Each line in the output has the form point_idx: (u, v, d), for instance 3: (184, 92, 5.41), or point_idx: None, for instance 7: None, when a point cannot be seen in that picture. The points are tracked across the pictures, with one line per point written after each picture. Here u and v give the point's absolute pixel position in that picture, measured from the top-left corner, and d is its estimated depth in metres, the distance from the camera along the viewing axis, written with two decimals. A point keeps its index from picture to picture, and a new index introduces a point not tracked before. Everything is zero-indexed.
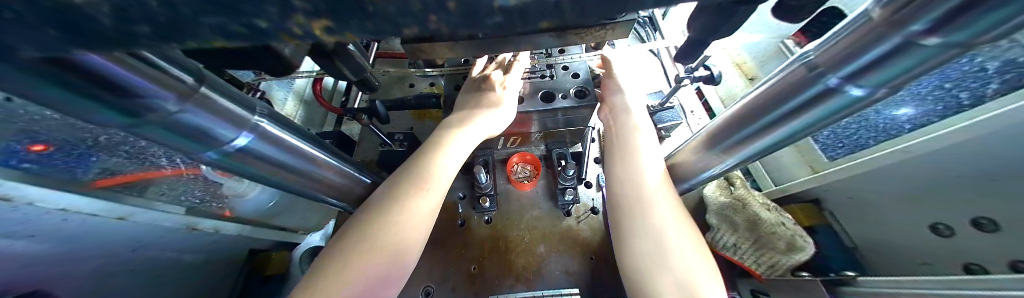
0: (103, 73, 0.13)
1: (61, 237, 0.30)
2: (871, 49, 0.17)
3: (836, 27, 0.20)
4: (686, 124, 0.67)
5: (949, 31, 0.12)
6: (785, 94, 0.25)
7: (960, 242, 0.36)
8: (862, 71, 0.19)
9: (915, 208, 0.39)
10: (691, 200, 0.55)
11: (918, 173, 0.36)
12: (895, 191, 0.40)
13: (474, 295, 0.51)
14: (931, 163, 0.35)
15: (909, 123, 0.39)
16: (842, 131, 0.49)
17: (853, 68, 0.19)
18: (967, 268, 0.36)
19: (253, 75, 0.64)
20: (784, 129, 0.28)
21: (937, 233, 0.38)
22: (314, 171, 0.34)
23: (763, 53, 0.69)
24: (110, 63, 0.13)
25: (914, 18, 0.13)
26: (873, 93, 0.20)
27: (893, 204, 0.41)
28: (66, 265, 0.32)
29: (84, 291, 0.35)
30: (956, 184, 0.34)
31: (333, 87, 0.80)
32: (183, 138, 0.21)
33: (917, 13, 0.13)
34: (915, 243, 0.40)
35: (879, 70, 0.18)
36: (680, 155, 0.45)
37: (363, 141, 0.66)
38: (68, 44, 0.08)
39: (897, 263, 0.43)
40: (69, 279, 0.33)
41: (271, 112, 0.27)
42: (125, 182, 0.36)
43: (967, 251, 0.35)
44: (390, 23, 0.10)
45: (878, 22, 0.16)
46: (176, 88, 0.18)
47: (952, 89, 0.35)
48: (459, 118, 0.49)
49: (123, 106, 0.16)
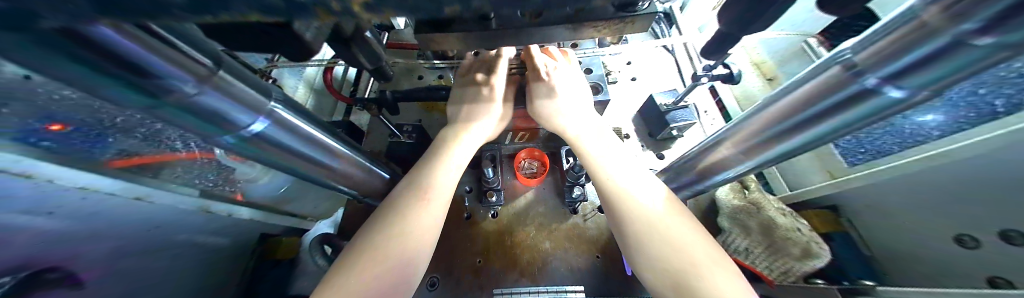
0: (113, 48, 0.13)
1: (82, 215, 0.30)
2: (913, 50, 0.16)
3: (876, 25, 0.19)
4: (699, 124, 0.65)
5: (1003, 32, 0.11)
6: (817, 96, 0.24)
7: (984, 255, 0.35)
8: (904, 74, 0.18)
9: (939, 219, 0.38)
10: (702, 203, 0.53)
11: (947, 183, 0.35)
12: (920, 201, 0.39)
13: (479, 288, 0.51)
14: (961, 172, 0.33)
15: (937, 130, 0.37)
16: (864, 136, 0.47)
17: (893, 69, 0.18)
18: (990, 281, 0.35)
19: (265, 62, 0.64)
20: (812, 131, 0.27)
21: (961, 245, 0.36)
22: (327, 162, 0.34)
23: (784, 52, 0.66)
24: (120, 38, 0.13)
25: (968, 16, 0.12)
26: (914, 96, 0.19)
27: (917, 214, 0.40)
28: (88, 243, 0.33)
29: (104, 268, 0.36)
30: (988, 195, 0.33)
31: (343, 76, 0.80)
32: (203, 122, 0.21)
33: (970, 11, 0.12)
34: (937, 255, 0.39)
35: (923, 72, 0.17)
36: (692, 159, 0.44)
37: (371, 132, 0.67)
38: (97, 13, 0.08)
39: (919, 274, 0.42)
40: (89, 256, 0.34)
41: (286, 99, 0.27)
42: (142, 163, 0.36)
43: (992, 264, 0.34)
44: (426, 1, 0.10)
45: (923, 21, 0.15)
46: (196, 71, 0.18)
47: (987, 96, 0.32)
48: (465, 117, 0.50)
49: (145, 87, 0.16)
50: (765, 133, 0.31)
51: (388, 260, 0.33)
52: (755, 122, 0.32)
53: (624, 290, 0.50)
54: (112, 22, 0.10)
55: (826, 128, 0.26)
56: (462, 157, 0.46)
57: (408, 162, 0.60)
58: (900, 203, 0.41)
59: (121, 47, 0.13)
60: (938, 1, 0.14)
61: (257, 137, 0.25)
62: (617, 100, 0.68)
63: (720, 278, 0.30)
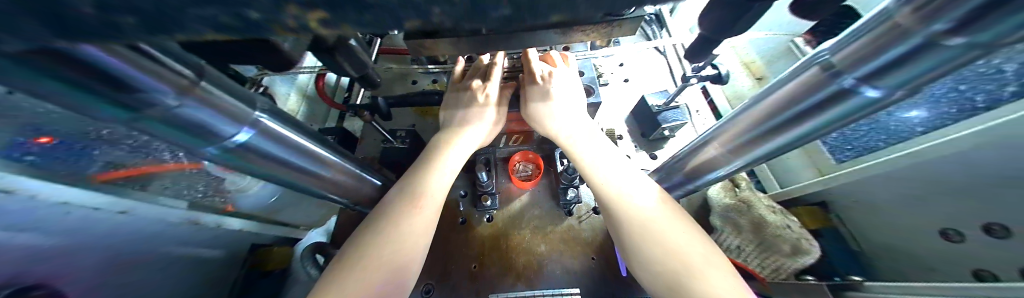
0: (88, 63, 0.12)
1: (63, 230, 0.30)
2: (889, 49, 0.16)
3: (852, 26, 0.19)
4: (691, 124, 0.66)
5: (963, 34, 0.12)
6: (798, 96, 0.24)
7: (971, 248, 0.36)
8: (881, 73, 0.18)
9: (926, 213, 0.38)
10: (695, 202, 0.53)
11: (930, 177, 0.36)
12: (905, 196, 0.39)
13: (474, 293, 0.51)
14: (944, 167, 0.34)
15: (921, 126, 0.38)
16: (851, 133, 0.48)
17: (870, 69, 0.18)
18: (977, 274, 0.36)
19: (256, 70, 0.64)
20: (795, 130, 0.28)
21: (947, 239, 0.37)
22: (316, 169, 0.33)
23: (772, 52, 0.68)
24: (101, 52, 0.13)
25: (934, 18, 0.12)
26: (890, 95, 0.20)
27: (903, 209, 0.40)
28: (69, 258, 0.32)
29: (92, 283, 0.35)
30: (969, 189, 0.33)
31: (336, 83, 0.80)
32: (184, 133, 0.20)
33: (935, 13, 0.12)
34: (923, 249, 0.40)
35: (900, 71, 0.17)
36: (679, 160, 0.45)
37: (365, 138, 0.66)
38: (52, 34, 0.08)
39: (906, 267, 0.43)
40: (73, 272, 0.33)
41: (272, 108, 0.27)
42: (129, 175, 0.36)
43: (978, 257, 0.35)
44: (390, 15, 0.10)
45: (898, 21, 0.15)
46: (176, 82, 0.17)
47: (968, 92, 0.34)
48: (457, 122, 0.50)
49: (119, 100, 0.15)
50: (748, 133, 0.32)
51: (382, 270, 0.33)
52: (738, 122, 0.33)
53: (619, 290, 0.50)
54: (72, 42, 0.10)
55: (806, 128, 0.27)
56: (455, 163, 0.46)
57: (401, 168, 0.60)
58: (887, 197, 0.41)
59: (103, 63, 0.13)
60: (909, 2, 0.14)
61: (247, 146, 0.25)
62: (609, 102, 0.68)
63: (713, 277, 0.30)
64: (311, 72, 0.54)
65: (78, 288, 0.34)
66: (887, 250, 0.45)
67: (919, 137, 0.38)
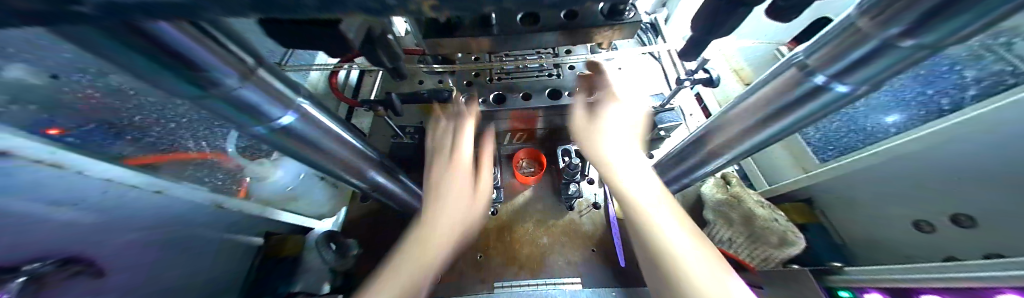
0: (167, 39, 0.15)
1: (105, 207, 0.32)
2: (854, 49, 0.19)
3: (822, 31, 0.22)
4: (685, 126, 0.70)
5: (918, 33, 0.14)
6: (778, 93, 0.28)
7: (940, 237, 0.39)
8: (848, 70, 0.21)
9: (903, 206, 0.42)
10: (691, 197, 0.57)
11: (909, 173, 0.39)
12: (883, 191, 0.43)
13: (480, 281, 0.53)
14: (925, 163, 0.37)
15: (893, 128, 0.42)
16: (833, 135, 0.52)
17: (838, 67, 0.22)
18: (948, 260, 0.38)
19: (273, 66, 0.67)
20: (777, 124, 0.31)
21: (919, 229, 0.40)
22: (343, 156, 0.36)
23: (760, 60, 0.73)
24: (178, 32, 0.15)
25: (891, 22, 0.16)
26: (856, 91, 0.23)
27: (880, 202, 0.44)
28: (107, 236, 0.34)
29: (126, 262, 0.37)
30: (940, 183, 0.37)
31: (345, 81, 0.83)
32: (239, 113, 0.23)
33: (893, 18, 0.15)
34: (898, 239, 0.43)
35: (863, 68, 0.20)
36: (675, 157, 0.48)
37: (375, 133, 0.69)
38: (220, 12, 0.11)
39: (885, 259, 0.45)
40: (107, 250, 0.35)
41: (311, 96, 0.30)
42: (153, 161, 0.37)
43: (946, 245, 0.38)
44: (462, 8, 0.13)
45: (860, 26, 0.18)
46: (238, 66, 0.20)
47: (935, 95, 0.38)
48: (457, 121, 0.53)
49: (193, 77, 0.18)
50: (736, 129, 0.35)
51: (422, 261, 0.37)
52: (726, 120, 0.36)
53: (620, 280, 0.52)
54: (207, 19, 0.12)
55: (785, 122, 0.30)
56: (467, 161, 0.50)
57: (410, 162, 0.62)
58: (867, 193, 0.45)
59: (174, 40, 0.15)
60: (867, 10, 0.17)
61: (286, 129, 0.27)
62: None
63: None
64: (327, 69, 0.57)
65: (112, 264, 0.35)
66: (869, 243, 0.47)
67: (891, 138, 0.41)
